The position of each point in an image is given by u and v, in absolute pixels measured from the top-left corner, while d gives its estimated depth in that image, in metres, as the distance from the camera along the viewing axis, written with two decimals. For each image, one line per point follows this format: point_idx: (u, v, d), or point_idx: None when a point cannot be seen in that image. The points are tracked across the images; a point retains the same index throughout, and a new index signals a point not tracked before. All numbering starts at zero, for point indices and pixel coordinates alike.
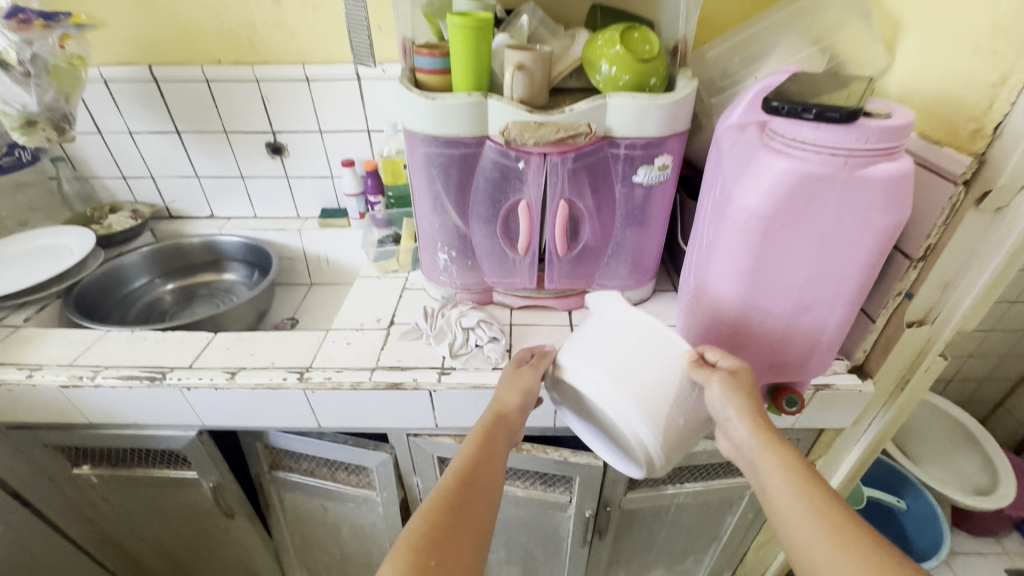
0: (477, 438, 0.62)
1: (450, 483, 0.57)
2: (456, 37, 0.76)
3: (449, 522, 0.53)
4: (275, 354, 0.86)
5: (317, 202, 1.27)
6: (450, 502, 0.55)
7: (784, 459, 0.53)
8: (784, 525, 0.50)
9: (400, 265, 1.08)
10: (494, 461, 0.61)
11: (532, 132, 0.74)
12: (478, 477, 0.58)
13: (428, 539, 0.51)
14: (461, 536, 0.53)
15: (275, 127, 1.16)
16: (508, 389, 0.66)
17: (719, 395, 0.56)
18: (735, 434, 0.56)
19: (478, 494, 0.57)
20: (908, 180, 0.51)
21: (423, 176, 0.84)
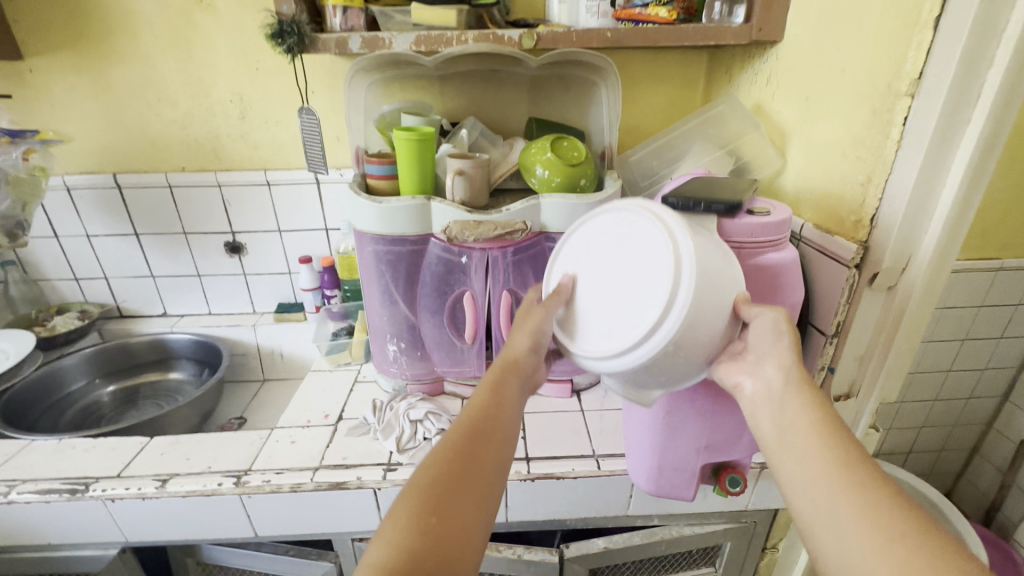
0: (485, 386, 0.58)
1: (455, 437, 0.53)
2: (401, 148, 0.84)
3: (453, 477, 0.49)
4: (213, 457, 0.82)
5: (273, 297, 1.29)
6: (454, 457, 0.51)
7: (813, 406, 0.50)
8: (795, 474, 0.48)
9: (353, 358, 1.08)
10: (505, 407, 0.57)
11: (472, 230, 0.80)
12: (487, 428, 0.54)
13: (431, 496, 0.47)
14: (467, 491, 0.49)
15: (234, 227, 1.20)
16: (518, 329, 0.61)
17: (764, 331, 0.53)
18: (762, 375, 0.53)
19: (486, 444, 0.53)
20: (796, 264, 0.57)
21: (372, 272, 0.87)
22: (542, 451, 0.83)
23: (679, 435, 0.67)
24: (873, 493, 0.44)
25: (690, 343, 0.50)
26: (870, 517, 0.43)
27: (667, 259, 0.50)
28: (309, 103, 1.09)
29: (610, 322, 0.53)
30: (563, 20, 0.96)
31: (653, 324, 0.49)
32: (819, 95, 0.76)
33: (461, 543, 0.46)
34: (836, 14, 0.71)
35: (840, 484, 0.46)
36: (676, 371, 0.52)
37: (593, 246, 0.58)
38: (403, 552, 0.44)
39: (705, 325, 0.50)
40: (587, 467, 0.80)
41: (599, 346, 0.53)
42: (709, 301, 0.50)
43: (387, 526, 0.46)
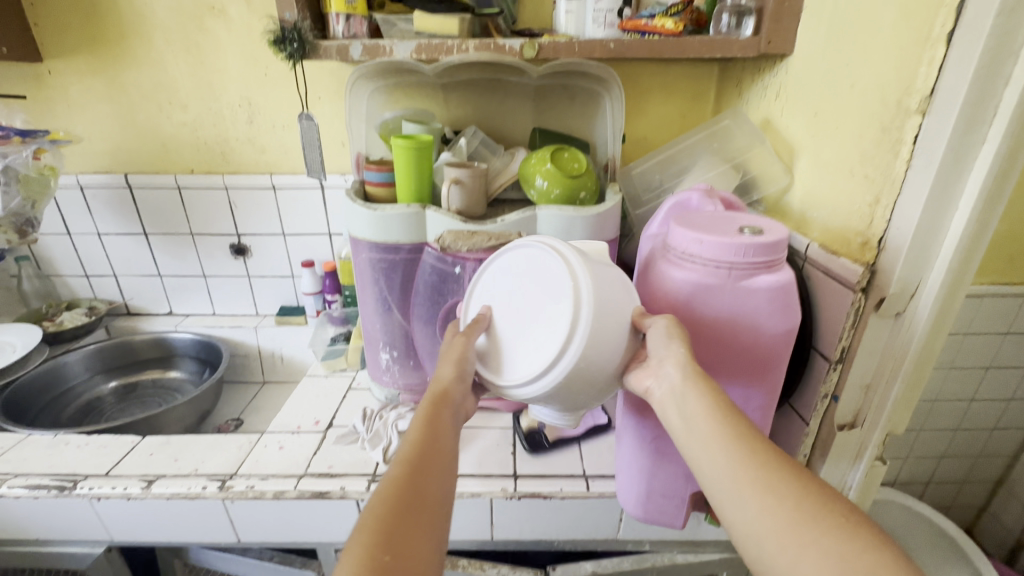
0: (419, 422, 0.55)
1: (393, 483, 0.49)
2: (398, 155, 0.83)
3: (394, 528, 0.45)
4: (201, 459, 0.82)
5: (276, 299, 1.30)
6: (393, 505, 0.47)
7: (707, 391, 0.50)
8: (707, 468, 0.48)
9: (349, 364, 1.08)
10: (442, 442, 0.54)
11: (465, 240, 0.79)
12: (425, 467, 0.51)
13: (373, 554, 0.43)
14: (412, 538, 0.45)
15: (240, 230, 1.21)
16: (443, 361, 0.60)
17: (662, 341, 0.53)
18: (663, 372, 0.53)
19: (427, 485, 0.49)
20: (791, 289, 0.54)
21: (367, 279, 0.87)
22: (531, 468, 0.81)
23: (668, 457, 0.64)
24: (770, 468, 0.46)
25: (590, 372, 0.53)
26: (773, 497, 0.44)
27: (566, 294, 0.53)
28: (306, 109, 1.10)
29: (521, 354, 0.56)
30: (568, 30, 0.95)
31: (554, 356, 0.52)
32: (827, 110, 0.73)
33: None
34: (847, 27, 0.69)
35: (739, 464, 0.46)
36: (584, 397, 0.55)
37: (504, 281, 0.61)
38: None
39: (608, 355, 0.53)
40: (576, 487, 0.77)
41: (519, 371, 0.55)
42: (605, 333, 0.53)
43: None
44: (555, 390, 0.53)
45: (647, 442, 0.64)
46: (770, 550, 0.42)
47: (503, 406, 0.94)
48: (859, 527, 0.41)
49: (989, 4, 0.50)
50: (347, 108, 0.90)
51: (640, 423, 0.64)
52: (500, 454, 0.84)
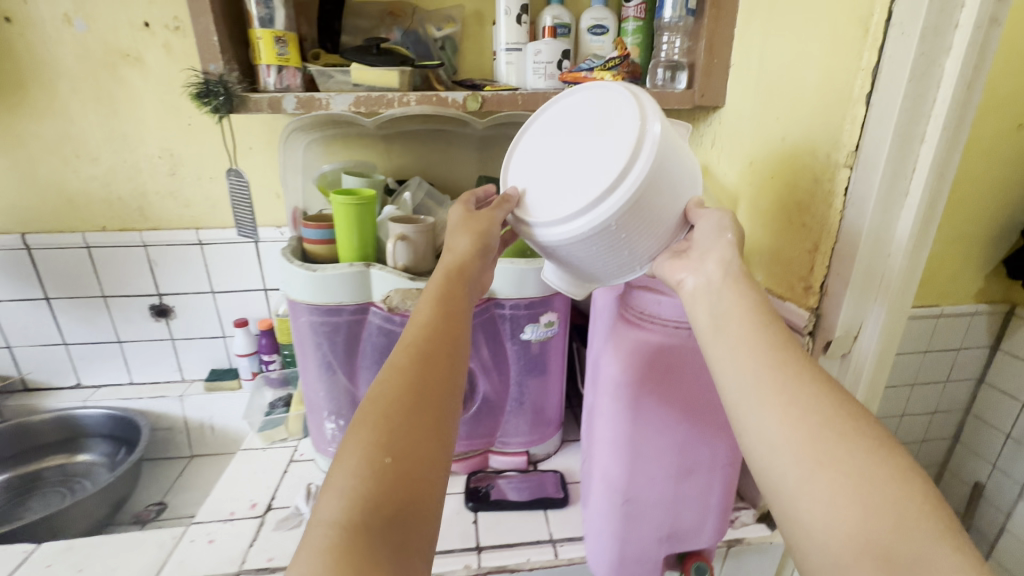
0: (429, 304, 0.59)
1: (402, 366, 0.53)
2: (338, 213, 0.79)
3: (400, 403, 0.49)
4: (113, 566, 0.71)
5: (205, 363, 1.18)
6: (401, 385, 0.51)
7: (748, 296, 0.49)
8: (732, 367, 0.46)
9: (290, 433, 0.99)
10: (449, 321, 0.58)
11: (414, 298, 0.75)
12: (431, 347, 0.55)
13: (383, 431, 0.47)
14: (419, 413, 0.49)
15: (162, 289, 1.11)
16: (457, 236, 0.65)
17: (708, 225, 0.52)
18: (706, 266, 0.52)
19: (435, 366, 0.53)
20: None
21: (308, 343, 0.80)
22: (496, 538, 0.76)
23: (640, 519, 0.61)
24: (800, 375, 0.44)
25: (649, 206, 0.49)
26: (796, 404, 0.42)
27: (628, 119, 0.51)
28: (237, 163, 1.04)
29: (565, 185, 0.52)
30: (509, 80, 0.96)
31: (623, 167, 0.48)
32: (761, 161, 0.77)
33: (422, 469, 0.46)
34: (773, 83, 0.73)
35: (770, 377, 0.44)
36: (639, 243, 0.51)
37: (548, 128, 0.58)
38: (361, 498, 0.43)
39: (667, 197, 0.50)
40: (544, 555, 0.73)
41: (575, 198, 0.50)
42: (668, 160, 0.50)
43: (339, 471, 0.45)
44: (616, 218, 0.48)
45: (619, 506, 0.60)
46: (782, 458, 0.41)
47: (461, 467, 0.89)
48: (884, 455, 0.39)
49: (901, 71, 0.54)
50: (281, 159, 0.87)
51: (608, 491, 0.60)
52: (460, 526, 0.78)
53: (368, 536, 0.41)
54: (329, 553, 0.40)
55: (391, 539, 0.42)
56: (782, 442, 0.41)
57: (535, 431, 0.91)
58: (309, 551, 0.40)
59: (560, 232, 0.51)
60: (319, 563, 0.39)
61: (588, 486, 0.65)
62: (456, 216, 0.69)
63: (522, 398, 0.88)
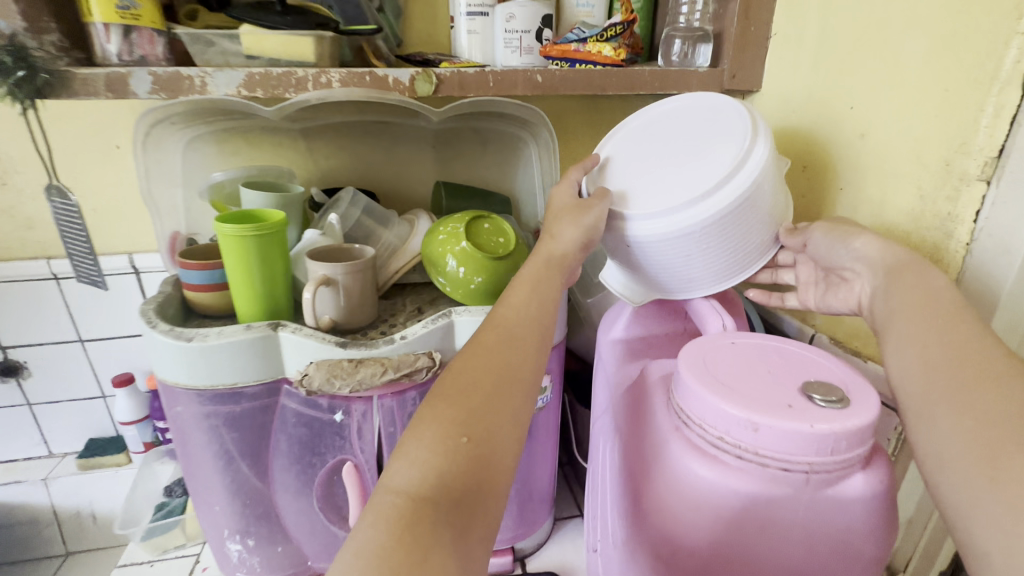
0: (522, 283, 0.48)
1: (486, 346, 0.44)
2: (227, 249, 0.53)
3: (480, 383, 0.41)
4: None
5: (79, 432, 0.89)
6: (485, 367, 0.42)
7: (922, 284, 0.40)
8: (903, 370, 0.37)
9: (188, 537, 0.72)
10: (537, 305, 0.47)
11: (344, 376, 0.50)
12: (517, 328, 0.45)
13: (460, 409, 0.39)
14: (501, 400, 0.40)
15: (6, 340, 0.82)
16: (565, 220, 0.50)
17: (827, 240, 0.48)
18: (860, 275, 0.45)
19: (522, 351, 0.44)
20: (894, 491, 0.32)
21: (192, 441, 0.55)
22: None
23: None
24: (990, 378, 0.33)
25: (738, 224, 0.46)
26: (976, 409, 0.32)
27: (736, 122, 0.48)
28: (80, 172, 0.76)
29: (663, 184, 0.48)
30: (474, 56, 0.71)
31: (735, 167, 0.44)
32: (822, 166, 0.57)
33: (497, 462, 0.38)
34: (845, 60, 0.53)
35: (945, 382, 0.34)
36: (713, 261, 0.47)
37: (632, 135, 0.55)
38: (427, 475, 0.36)
39: (757, 224, 0.47)
40: None
41: (674, 196, 0.46)
42: (771, 186, 0.47)
43: (406, 445, 0.37)
44: (725, 216, 0.45)
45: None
46: (948, 475, 0.32)
47: None
48: None
49: None
50: (136, 161, 0.57)
51: None
52: None
53: (428, 521, 0.33)
54: (384, 530, 0.33)
55: (457, 527, 0.34)
56: (952, 448, 0.32)
57: (521, 522, 0.70)
58: (363, 526, 0.33)
59: (627, 224, 0.48)
60: (374, 538, 0.33)
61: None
62: (564, 195, 0.53)
63: None
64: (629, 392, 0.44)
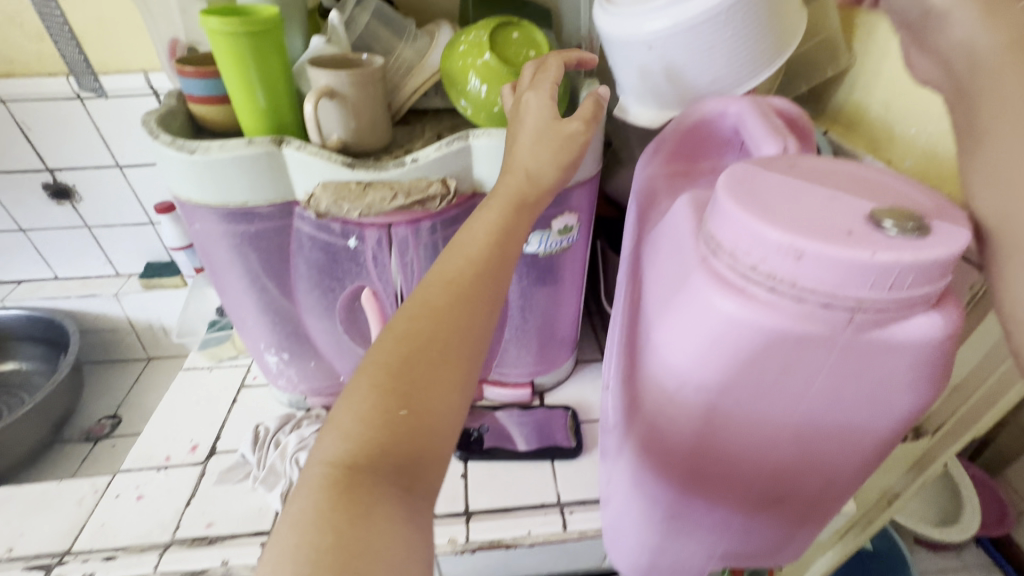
0: (494, 211, 0.42)
1: (437, 296, 0.37)
2: (219, 55, 0.48)
3: (434, 341, 0.35)
4: (18, 531, 0.59)
5: (137, 255, 0.96)
6: (434, 322, 0.36)
7: None
8: None
9: (240, 350, 0.80)
10: (511, 241, 0.42)
11: (353, 199, 0.47)
12: (479, 269, 0.39)
13: (405, 372, 0.34)
14: (456, 358, 0.36)
15: (50, 163, 0.84)
16: (533, 146, 0.44)
17: None
18: None
19: (482, 303, 0.38)
20: (952, 341, 0.27)
21: (216, 259, 0.56)
22: (485, 502, 0.61)
23: (694, 533, 0.43)
24: None
25: (750, 21, 0.45)
26: None
27: None
28: None
29: None
30: None
31: None
32: None
33: (450, 425, 0.34)
34: None
35: None
36: (723, 65, 0.47)
37: None
38: (373, 443, 0.32)
39: (770, 19, 0.46)
40: (548, 529, 0.59)
41: None
42: None
43: (342, 406, 0.33)
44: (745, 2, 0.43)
45: (672, 517, 0.43)
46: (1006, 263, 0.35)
47: None
48: None
49: None
50: None
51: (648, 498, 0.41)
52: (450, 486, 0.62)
53: (375, 494, 0.30)
54: (317, 503, 0.29)
55: (402, 492, 0.31)
56: None
57: (542, 360, 0.71)
58: (298, 494, 0.30)
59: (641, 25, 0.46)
60: (309, 512, 0.29)
61: (623, 484, 0.46)
62: (542, 110, 0.45)
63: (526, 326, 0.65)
64: (663, 222, 0.40)
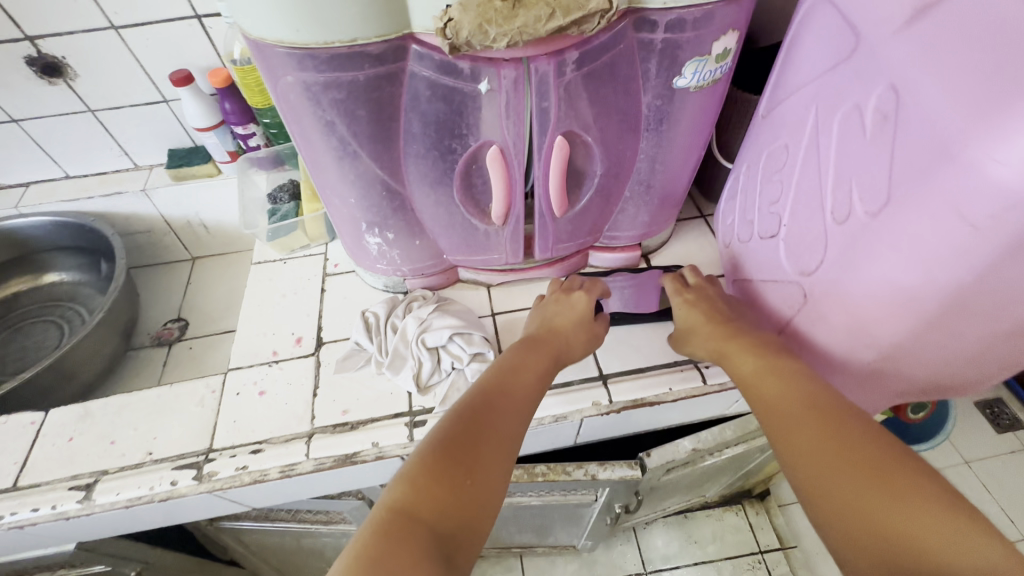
0: (535, 353, 0.53)
1: (493, 398, 0.47)
2: None
3: (491, 429, 0.44)
4: (150, 434, 0.57)
5: (155, 143, 0.83)
6: (485, 415, 0.45)
7: None
8: None
9: (311, 239, 0.73)
10: (546, 378, 0.51)
11: (501, 22, 0.37)
12: (524, 387, 0.49)
13: (464, 438, 0.43)
14: (493, 449, 0.43)
15: (29, 29, 0.68)
16: (568, 316, 0.57)
17: None
18: None
19: (522, 412, 0.47)
20: None
21: (311, 123, 0.46)
22: (620, 363, 0.60)
23: (896, 377, 0.42)
24: None
25: None
26: None
27: None
28: None
29: None
30: None
31: None
32: None
33: (495, 499, 0.42)
34: None
35: None
36: None
37: None
38: (427, 497, 0.39)
39: None
40: (689, 384, 0.58)
41: None
42: None
43: (410, 465, 0.41)
44: None
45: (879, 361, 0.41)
46: None
47: (555, 271, 0.66)
48: None
49: None
50: None
51: (864, 332, 0.40)
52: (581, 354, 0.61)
53: (418, 541, 0.37)
54: (374, 546, 0.36)
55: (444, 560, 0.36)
56: None
57: (654, 222, 0.65)
58: (360, 537, 0.37)
59: None
60: (368, 552, 0.35)
61: (821, 333, 0.44)
62: (586, 306, 0.58)
63: (650, 183, 0.59)
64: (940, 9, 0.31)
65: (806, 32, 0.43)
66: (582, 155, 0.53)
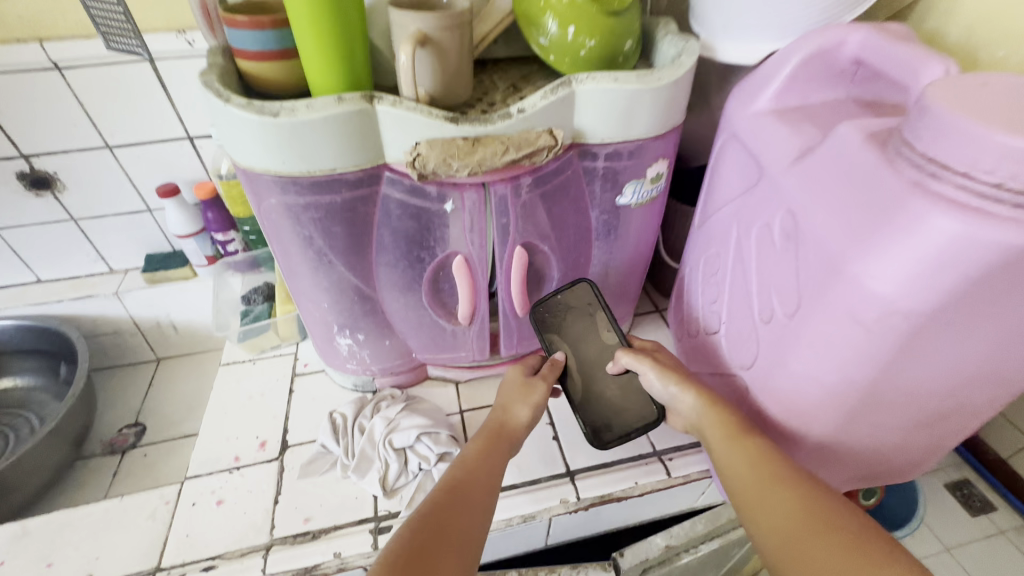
0: (485, 447, 0.53)
1: (449, 498, 0.47)
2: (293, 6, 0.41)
3: (450, 532, 0.44)
4: (93, 553, 0.54)
5: (134, 248, 0.86)
6: (441, 518, 0.45)
7: None
8: None
9: (282, 339, 0.74)
10: (496, 470, 0.51)
11: (463, 157, 0.44)
12: (480, 487, 0.49)
13: (424, 540, 0.43)
14: (451, 551, 0.43)
15: (26, 148, 0.73)
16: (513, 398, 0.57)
17: None
18: None
19: (478, 506, 0.47)
20: None
21: (289, 237, 0.50)
22: (586, 458, 0.61)
23: (835, 464, 0.45)
24: None
25: None
26: None
27: None
28: None
29: None
30: None
31: None
32: None
33: None
34: None
35: None
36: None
37: None
38: None
39: None
40: (654, 477, 0.59)
41: None
42: None
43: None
44: None
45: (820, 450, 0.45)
46: None
47: None
48: None
49: None
50: None
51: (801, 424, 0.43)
52: (548, 449, 0.62)
53: None
54: None
55: None
56: None
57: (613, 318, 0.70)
58: None
59: None
60: None
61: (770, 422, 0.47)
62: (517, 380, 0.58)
63: (604, 283, 0.64)
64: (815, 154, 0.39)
65: (722, 161, 0.51)
66: (541, 262, 0.58)
